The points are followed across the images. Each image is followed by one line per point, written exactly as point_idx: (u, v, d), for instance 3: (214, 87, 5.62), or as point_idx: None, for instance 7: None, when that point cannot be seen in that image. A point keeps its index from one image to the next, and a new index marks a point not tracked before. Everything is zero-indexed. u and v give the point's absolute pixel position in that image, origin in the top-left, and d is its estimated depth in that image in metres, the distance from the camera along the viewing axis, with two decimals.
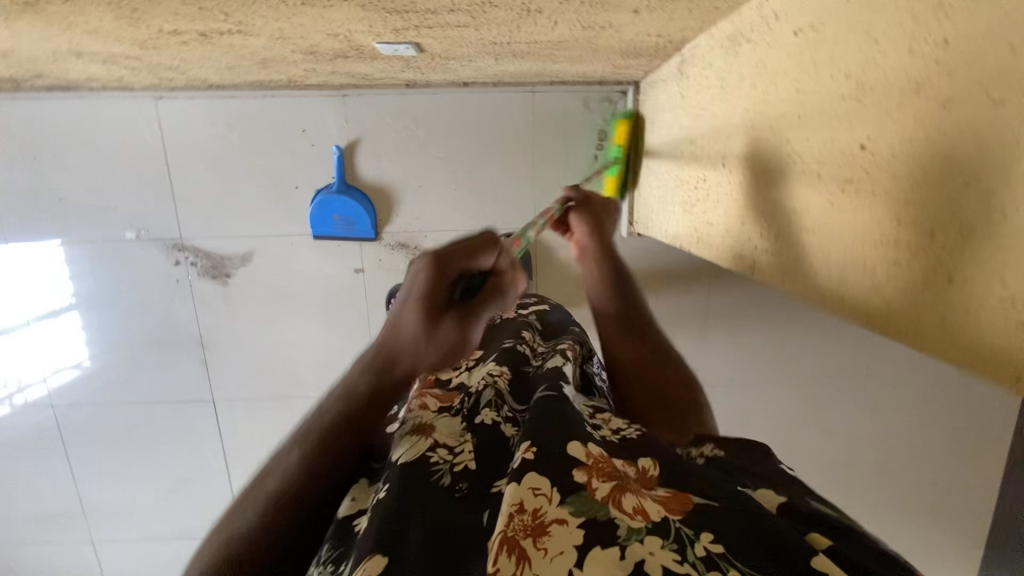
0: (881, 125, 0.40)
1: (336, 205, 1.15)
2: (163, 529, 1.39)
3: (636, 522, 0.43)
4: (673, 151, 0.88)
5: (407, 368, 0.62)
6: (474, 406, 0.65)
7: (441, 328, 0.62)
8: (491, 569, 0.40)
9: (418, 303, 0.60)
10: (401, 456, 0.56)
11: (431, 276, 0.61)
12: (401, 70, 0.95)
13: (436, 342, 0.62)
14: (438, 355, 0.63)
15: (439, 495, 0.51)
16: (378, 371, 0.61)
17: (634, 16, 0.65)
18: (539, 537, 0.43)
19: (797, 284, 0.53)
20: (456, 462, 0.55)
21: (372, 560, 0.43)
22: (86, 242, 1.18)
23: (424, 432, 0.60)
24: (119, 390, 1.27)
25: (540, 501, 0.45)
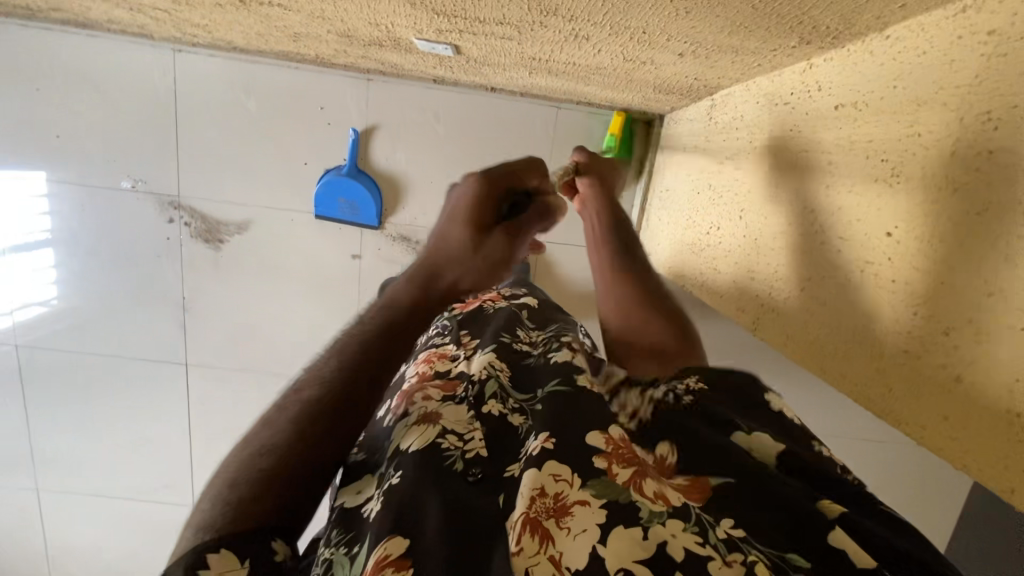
0: (911, 216, 0.42)
1: (343, 187, 1.13)
2: (112, 486, 1.35)
3: (658, 506, 0.43)
4: (689, 191, 0.88)
5: (451, 280, 0.62)
6: (481, 392, 0.60)
7: (489, 242, 0.63)
8: (514, 549, 0.41)
9: (466, 218, 0.62)
10: (411, 445, 0.51)
11: (481, 191, 0.63)
12: (433, 66, 0.94)
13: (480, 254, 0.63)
14: (482, 268, 0.64)
15: (454, 481, 0.48)
16: (422, 287, 0.61)
17: (678, 58, 0.65)
18: (561, 517, 0.42)
19: (799, 349, 0.55)
20: (467, 450, 0.52)
21: (394, 541, 0.42)
22: (78, 184, 1.14)
23: (429, 419, 0.55)
24: (88, 339, 1.23)
25: (561, 485, 0.45)
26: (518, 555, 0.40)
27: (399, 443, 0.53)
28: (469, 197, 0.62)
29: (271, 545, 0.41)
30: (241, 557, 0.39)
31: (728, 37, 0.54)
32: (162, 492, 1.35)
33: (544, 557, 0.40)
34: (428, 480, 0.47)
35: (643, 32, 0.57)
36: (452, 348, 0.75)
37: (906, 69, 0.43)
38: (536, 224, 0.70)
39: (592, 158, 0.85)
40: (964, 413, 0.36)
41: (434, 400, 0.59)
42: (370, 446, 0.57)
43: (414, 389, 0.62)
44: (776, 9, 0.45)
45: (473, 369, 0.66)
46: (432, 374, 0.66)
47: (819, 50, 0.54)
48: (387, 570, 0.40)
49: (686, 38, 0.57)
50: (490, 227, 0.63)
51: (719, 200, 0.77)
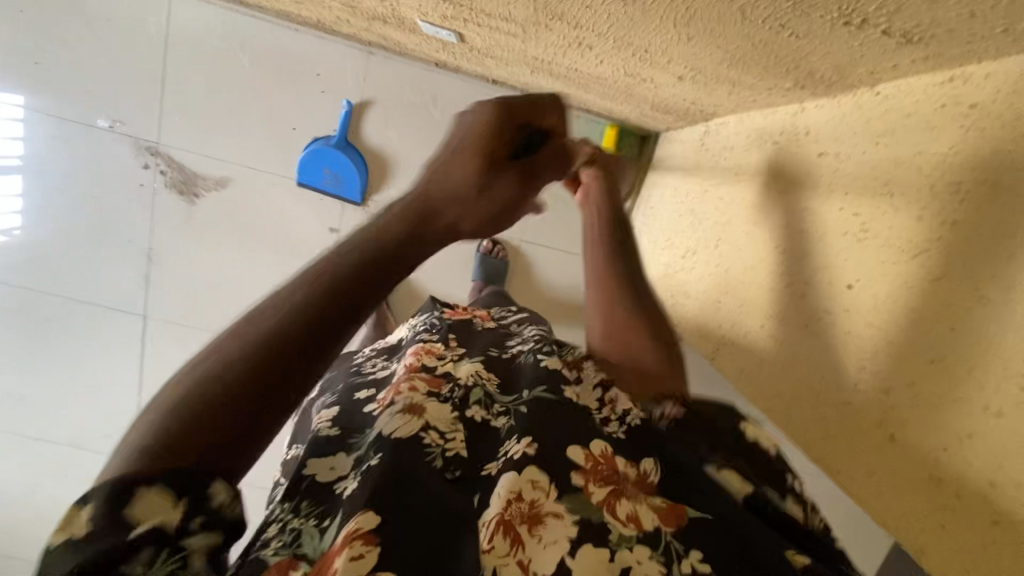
0: (874, 273, 0.42)
1: (329, 157, 1.10)
2: (46, 431, 1.29)
3: (628, 530, 0.44)
4: (671, 214, 0.89)
5: (450, 223, 0.47)
6: (467, 399, 0.58)
7: (500, 181, 0.50)
8: (486, 547, 0.42)
9: (476, 149, 0.49)
10: (394, 431, 0.50)
11: (492, 120, 0.50)
12: (436, 50, 0.92)
13: (490, 196, 0.49)
14: (487, 214, 0.49)
15: (430, 474, 0.48)
16: (414, 223, 0.45)
17: (677, 80, 0.65)
18: (535, 525, 0.44)
19: (753, 386, 0.57)
20: (449, 448, 0.51)
21: (363, 516, 0.42)
22: (52, 116, 1.10)
23: (415, 411, 0.53)
24: (42, 275, 1.18)
25: (537, 494, 0.46)
26: (489, 552, 0.42)
27: (380, 428, 0.52)
28: (481, 127, 0.50)
29: (212, 486, 0.32)
30: (177, 497, 0.31)
31: (727, 69, 0.55)
32: (99, 443, 1.30)
33: (513, 560, 0.42)
34: (404, 465, 0.47)
35: (645, 50, 0.57)
36: (439, 346, 0.73)
37: (890, 128, 0.44)
38: (558, 172, 0.58)
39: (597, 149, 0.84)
40: (882, 468, 0.38)
41: (420, 392, 0.57)
42: (347, 425, 0.57)
43: (402, 379, 0.60)
44: (775, 48, 0.46)
45: (461, 372, 0.64)
46: (420, 367, 0.65)
47: (811, 95, 0.54)
48: (354, 544, 0.39)
49: (686, 62, 0.56)
50: (507, 161, 0.51)
51: (699, 226, 0.78)
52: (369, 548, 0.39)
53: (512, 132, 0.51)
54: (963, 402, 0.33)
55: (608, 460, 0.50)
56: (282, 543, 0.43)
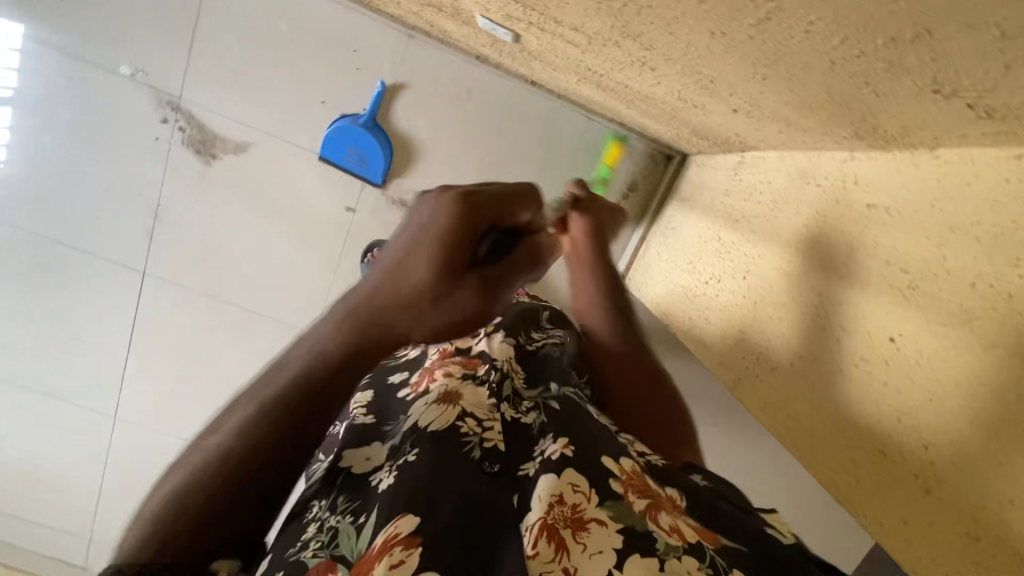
0: (917, 330, 0.44)
1: (354, 136, 1.09)
2: (28, 379, 1.25)
3: (673, 540, 0.44)
4: (695, 237, 0.91)
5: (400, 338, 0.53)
6: (502, 384, 0.63)
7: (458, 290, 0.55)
8: (530, 552, 0.43)
9: (436, 259, 0.55)
10: (431, 423, 0.54)
11: (454, 226, 0.57)
12: (483, 45, 0.91)
13: (443, 315, 0.54)
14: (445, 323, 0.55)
15: (466, 466, 0.50)
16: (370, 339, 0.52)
17: (731, 113, 0.66)
18: (579, 531, 0.44)
19: (775, 416, 0.60)
20: (485, 438, 0.54)
21: (404, 518, 0.43)
22: (76, 58, 1.07)
23: (450, 401, 0.58)
24: (42, 218, 1.15)
25: (579, 497, 0.46)
26: (534, 559, 0.42)
27: (417, 418, 0.56)
28: (441, 234, 0.56)
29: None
30: None
31: (790, 111, 0.56)
32: (81, 397, 1.26)
33: (558, 567, 0.42)
34: (445, 464, 0.49)
35: (709, 81, 0.58)
36: (473, 329, 0.81)
37: (947, 192, 0.46)
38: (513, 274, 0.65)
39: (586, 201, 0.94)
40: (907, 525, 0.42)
41: (456, 378, 0.65)
42: (378, 413, 0.62)
43: (437, 366, 0.69)
44: (848, 100, 0.47)
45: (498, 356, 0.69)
46: (452, 354, 0.74)
47: (866, 146, 0.56)
48: (394, 550, 0.41)
49: (746, 97, 0.58)
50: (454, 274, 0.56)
51: (726, 255, 0.80)
52: (410, 553, 0.41)
53: (466, 242, 0.57)
54: (1007, 465, 0.36)
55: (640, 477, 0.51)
56: (321, 544, 0.46)
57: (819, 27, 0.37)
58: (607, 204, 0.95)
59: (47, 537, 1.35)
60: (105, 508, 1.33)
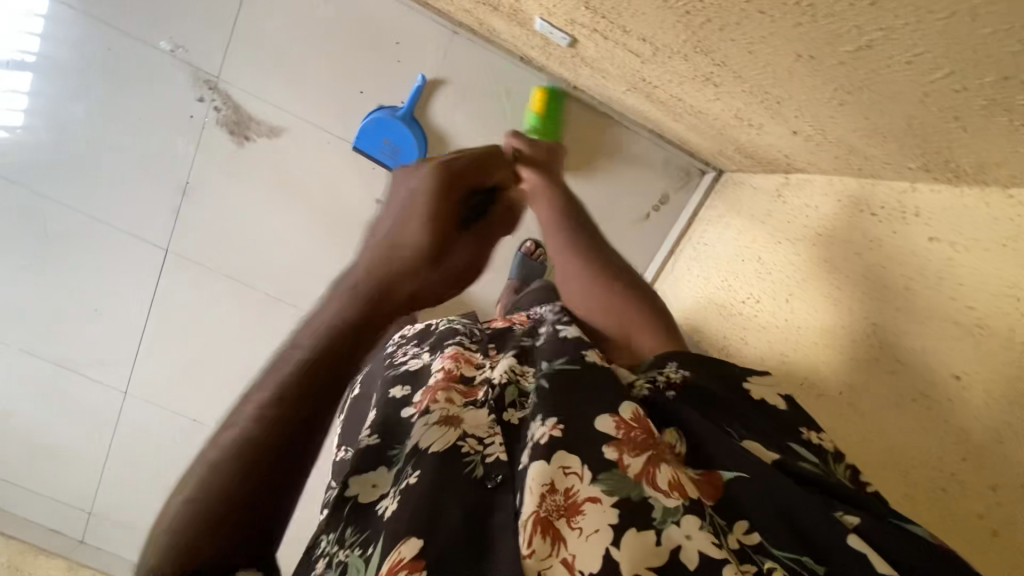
0: (982, 369, 0.48)
1: (390, 128, 1.09)
2: (44, 348, 1.24)
3: (672, 502, 0.45)
4: (731, 256, 0.91)
5: (412, 291, 0.46)
6: (502, 398, 0.58)
7: (454, 250, 0.50)
8: (527, 551, 0.42)
9: (425, 225, 0.48)
10: (432, 445, 0.51)
11: (436, 189, 0.50)
12: (532, 47, 0.90)
13: (443, 273, 0.49)
14: (445, 283, 0.49)
15: (469, 487, 0.48)
16: (368, 308, 0.44)
17: (790, 135, 0.66)
18: (573, 516, 0.44)
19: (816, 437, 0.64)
20: (487, 454, 0.52)
21: (408, 543, 0.43)
22: (118, 32, 1.07)
23: (451, 421, 0.55)
24: (69, 188, 1.14)
25: (571, 479, 0.46)
26: (531, 558, 0.42)
27: (416, 439, 0.53)
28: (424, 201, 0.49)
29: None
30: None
31: (858, 138, 0.55)
32: (94, 370, 1.25)
33: (557, 560, 0.42)
34: (447, 485, 0.48)
35: (776, 101, 0.58)
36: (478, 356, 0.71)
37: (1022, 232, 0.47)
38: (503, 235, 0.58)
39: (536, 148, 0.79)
40: (965, 518, 0.47)
41: (457, 404, 0.58)
42: (385, 433, 0.58)
43: (439, 388, 0.60)
44: (926, 132, 0.46)
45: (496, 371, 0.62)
46: (459, 376, 0.64)
47: (930, 179, 0.56)
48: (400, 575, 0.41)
49: (813, 121, 0.57)
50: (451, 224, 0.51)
51: (765, 275, 0.80)
52: None
53: (454, 202, 0.51)
54: None
55: (640, 423, 0.50)
56: None
57: (923, 58, 0.37)
58: (552, 144, 0.83)
59: (49, 510, 1.34)
60: (109, 482, 1.32)
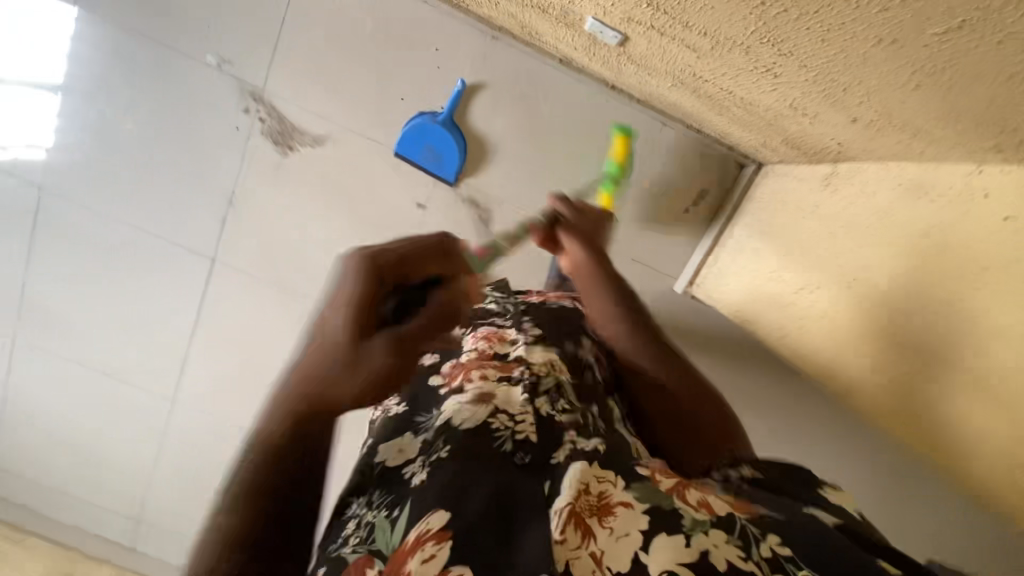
0: None
1: (432, 133, 1.10)
2: (95, 360, 1.27)
3: (700, 514, 0.47)
4: (780, 246, 0.91)
5: (331, 399, 0.47)
6: (537, 384, 0.62)
7: (371, 351, 0.48)
8: (558, 536, 0.47)
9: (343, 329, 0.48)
10: (463, 421, 0.55)
11: (355, 288, 0.49)
12: (576, 48, 0.92)
13: (360, 375, 0.47)
14: (370, 385, 0.48)
15: (498, 461, 0.52)
16: (296, 418, 0.46)
17: (848, 122, 0.67)
18: (604, 516, 0.48)
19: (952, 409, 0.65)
20: (518, 430, 0.55)
21: (436, 513, 0.47)
22: (164, 49, 1.10)
23: (484, 399, 0.59)
24: (116, 202, 1.17)
25: (605, 486, 0.51)
26: (561, 544, 0.46)
27: (449, 417, 0.56)
28: (344, 296, 0.49)
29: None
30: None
31: (927, 121, 0.56)
32: (143, 379, 1.28)
33: (585, 552, 0.46)
34: (472, 459, 0.52)
35: (841, 88, 0.59)
36: (513, 332, 0.75)
37: None
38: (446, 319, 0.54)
39: (570, 215, 0.92)
40: None
41: (490, 381, 0.62)
42: (413, 401, 0.63)
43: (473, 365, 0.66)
44: (1005, 114, 0.47)
45: (535, 358, 0.67)
46: (492, 355, 0.69)
47: (999, 159, 0.56)
48: (427, 545, 0.45)
49: (880, 106, 0.58)
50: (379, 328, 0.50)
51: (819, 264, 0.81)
52: (440, 547, 0.45)
53: (376, 302, 0.51)
54: None
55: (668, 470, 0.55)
56: (360, 540, 0.48)
57: (1015, 39, 0.38)
58: (595, 214, 0.94)
59: (104, 517, 1.38)
60: (157, 488, 1.35)
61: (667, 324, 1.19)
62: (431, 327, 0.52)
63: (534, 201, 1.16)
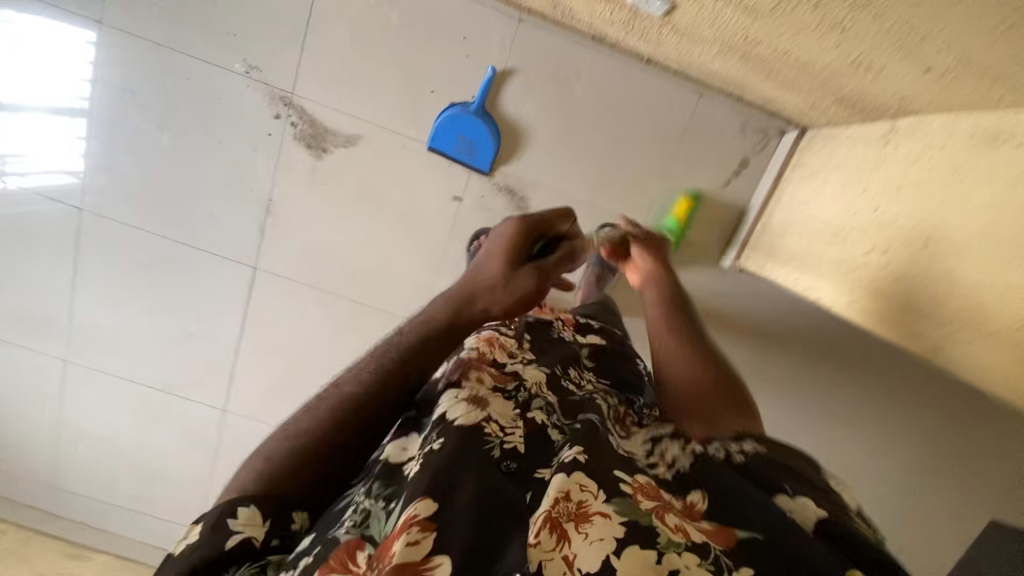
0: None
1: (466, 124, 1.10)
2: (145, 376, 1.28)
3: (677, 537, 0.45)
4: (838, 210, 0.89)
5: (482, 306, 0.64)
6: (531, 402, 0.59)
7: (520, 276, 0.66)
8: (532, 540, 0.44)
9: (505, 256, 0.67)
10: (457, 418, 0.52)
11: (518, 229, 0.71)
12: (612, 23, 0.90)
13: (506, 293, 0.65)
14: (513, 301, 0.65)
15: (486, 461, 0.49)
16: (455, 310, 0.62)
17: (920, 74, 0.64)
18: (580, 522, 0.45)
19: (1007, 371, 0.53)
20: (507, 441, 0.53)
21: (423, 501, 0.44)
22: (190, 60, 1.09)
23: (479, 402, 0.55)
24: (154, 218, 1.17)
25: (586, 494, 0.46)
26: (536, 546, 0.43)
27: (445, 411, 0.53)
28: (510, 232, 0.70)
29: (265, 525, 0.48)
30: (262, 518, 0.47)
31: (1006, 68, 0.51)
32: (193, 392, 1.29)
33: (558, 555, 0.43)
34: (467, 449, 0.49)
35: (918, 38, 0.57)
36: (512, 343, 0.71)
37: None
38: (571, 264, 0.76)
39: (647, 233, 0.99)
40: None
41: (487, 387, 0.58)
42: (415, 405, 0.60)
43: (470, 363, 0.60)
44: None
45: (528, 376, 0.64)
46: (490, 359, 0.63)
47: None
48: (412, 529, 0.43)
49: (959, 55, 0.56)
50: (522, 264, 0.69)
51: (882, 226, 0.78)
52: (425, 535, 0.42)
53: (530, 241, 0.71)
54: None
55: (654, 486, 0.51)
56: (354, 523, 0.47)
57: None
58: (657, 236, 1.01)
59: (161, 528, 1.40)
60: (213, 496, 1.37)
61: (714, 300, 1.16)
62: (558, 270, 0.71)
63: (573, 184, 1.15)
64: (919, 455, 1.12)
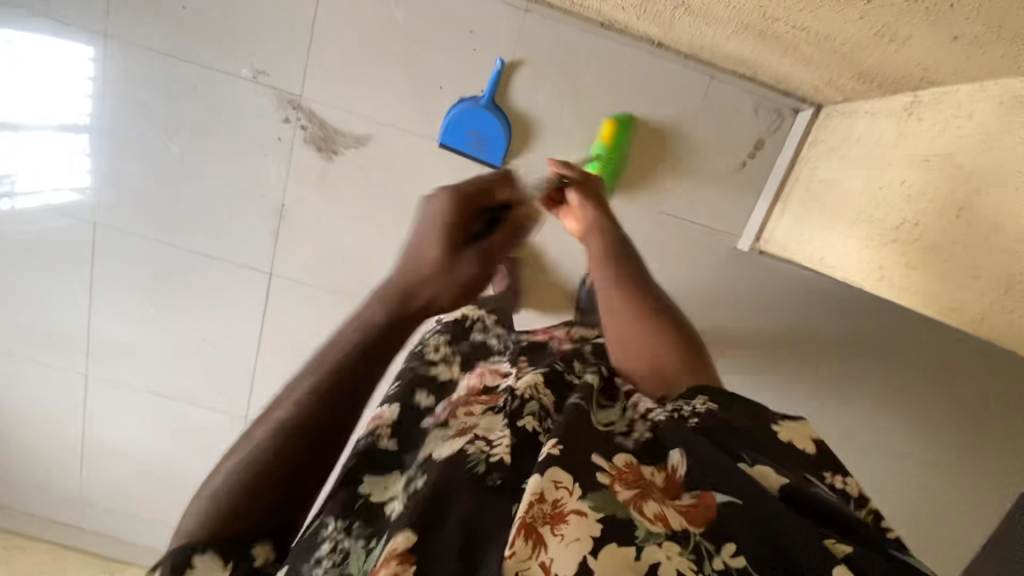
0: None
1: (477, 118, 1.08)
2: (166, 386, 1.28)
3: (655, 527, 0.46)
4: (860, 186, 0.88)
5: (426, 297, 0.64)
6: (520, 407, 0.56)
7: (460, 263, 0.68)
8: (508, 551, 0.43)
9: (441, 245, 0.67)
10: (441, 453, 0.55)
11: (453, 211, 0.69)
12: (622, 8, 0.89)
13: (452, 281, 0.67)
14: (455, 290, 0.67)
15: (469, 485, 0.50)
16: (395, 305, 0.60)
17: (943, 42, 0.63)
18: (557, 524, 0.45)
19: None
20: (492, 454, 0.53)
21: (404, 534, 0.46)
22: (196, 68, 1.08)
23: (466, 431, 0.57)
24: (168, 228, 1.17)
25: (561, 493, 0.47)
26: (511, 558, 0.43)
27: (431, 450, 0.56)
28: (444, 214, 0.69)
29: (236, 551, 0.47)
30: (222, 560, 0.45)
31: None
32: (214, 401, 1.29)
33: (535, 562, 0.43)
34: (449, 479, 0.51)
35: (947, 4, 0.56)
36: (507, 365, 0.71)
37: None
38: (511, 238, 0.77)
39: (581, 176, 0.91)
40: None
41: (475, 416, 0.60)
42: (404, 435, 0.61)
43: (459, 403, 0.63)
44: None
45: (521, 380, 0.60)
46: (482, 390, 0.66)
47: None
48: (393, 562, 0.44)
49: (989, 20, 0.54)
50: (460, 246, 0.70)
51: (905, 199, 0.77)
52: (404, 568, 0.44)
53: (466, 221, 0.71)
54: None
55: (632, 468, 0.52)
56: (333, 563, 0.49)
57: None
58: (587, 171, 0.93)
59: None
60: None
61: (732, 284, 1.16)
62: (496, 248, 0.74)
63: None
64: (944, 429, 1.14)
